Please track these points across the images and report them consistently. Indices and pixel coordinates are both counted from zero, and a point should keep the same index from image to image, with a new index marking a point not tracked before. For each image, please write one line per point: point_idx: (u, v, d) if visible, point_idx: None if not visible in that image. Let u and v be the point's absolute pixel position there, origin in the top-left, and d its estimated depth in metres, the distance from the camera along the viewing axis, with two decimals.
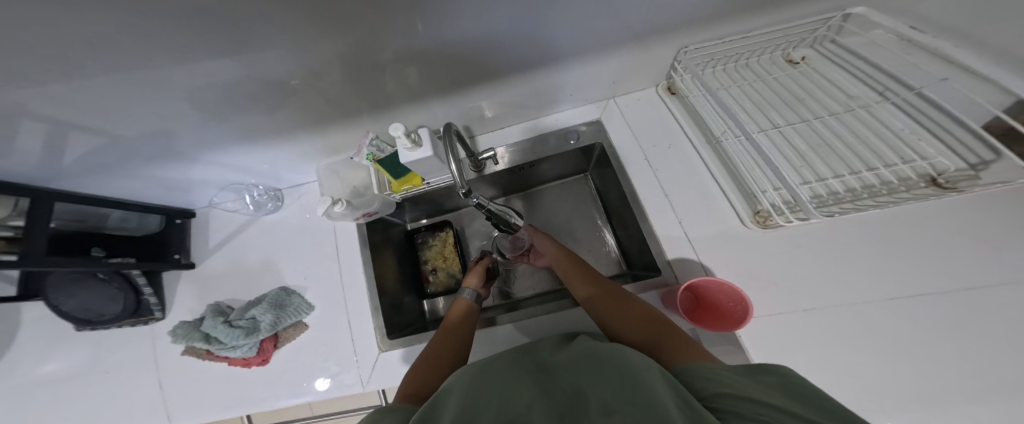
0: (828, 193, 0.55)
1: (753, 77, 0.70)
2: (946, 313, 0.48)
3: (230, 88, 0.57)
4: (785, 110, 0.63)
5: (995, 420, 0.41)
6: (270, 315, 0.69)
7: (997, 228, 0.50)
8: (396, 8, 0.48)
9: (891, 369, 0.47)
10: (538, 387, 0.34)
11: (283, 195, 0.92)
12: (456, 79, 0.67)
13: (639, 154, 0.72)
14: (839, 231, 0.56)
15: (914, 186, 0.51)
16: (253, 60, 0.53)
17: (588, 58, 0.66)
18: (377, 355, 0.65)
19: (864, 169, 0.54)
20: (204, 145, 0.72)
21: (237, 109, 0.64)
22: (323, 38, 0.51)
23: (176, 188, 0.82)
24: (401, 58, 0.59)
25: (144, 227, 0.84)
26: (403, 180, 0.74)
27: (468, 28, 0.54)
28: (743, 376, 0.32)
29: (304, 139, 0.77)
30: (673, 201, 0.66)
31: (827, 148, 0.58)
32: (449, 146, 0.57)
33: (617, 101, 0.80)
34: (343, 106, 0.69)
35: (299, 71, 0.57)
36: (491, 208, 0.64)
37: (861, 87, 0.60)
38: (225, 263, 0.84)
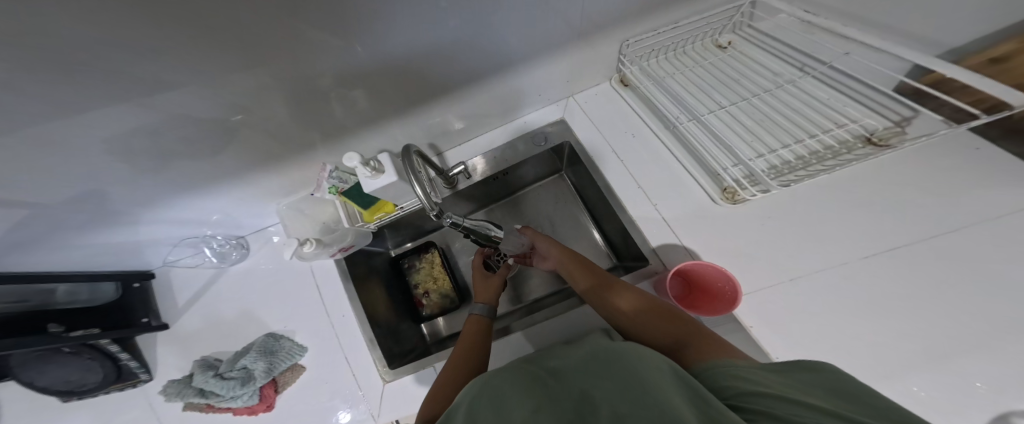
0: (781, 163, 0.57)
1: (692, 63, 0.70)
2: (890, 267, 0.54)
3: (152, 136, 0.52)
4: (727, 91, 0.65)
5: (939, 350, 0.48)
6: (262, 362, 0.68)
7: (914, 188, 0.58)
8: (324, 32, 0.44)
9: (857, 324, 0.52)
10: (548, 396, 0.31)
11: (248, 242, 0.86)
12: (406, 99, 0.63)
13: (606, 148, 0.73)
14: (792, 205, 0.61)
15: (853, 148, 0.54)
16: (169, 104, 0.47)
17: (540, 60, 0.64)
18: (383, 385, 0.67)
19: (808, 137, 0.57)
20: (142, 202, 0.66)
21: (171, 157, 0.58)
22: (245, 72, 0.46)
23: (124, 254, 0.76)
24: (343, 85, 0.55)
25: (96, 299, 0.76)
26: (373, 209, 0.70)
27: (403, 48, 0.51)
28: (778, 378, 0.29)
29: (259, 181, 0.72)
30: (646, 190, 0.68)
31: (771, 122, 0.61)
32: (409, 166, 0.53)
33: (576, 98, 0.79)
34: (291, 142, 0.64)
35: (227, 111, 0.52)
36: (468, 225, 0.63)
37: (784, 64, 0.65)
38: (202, 320, 0.80)
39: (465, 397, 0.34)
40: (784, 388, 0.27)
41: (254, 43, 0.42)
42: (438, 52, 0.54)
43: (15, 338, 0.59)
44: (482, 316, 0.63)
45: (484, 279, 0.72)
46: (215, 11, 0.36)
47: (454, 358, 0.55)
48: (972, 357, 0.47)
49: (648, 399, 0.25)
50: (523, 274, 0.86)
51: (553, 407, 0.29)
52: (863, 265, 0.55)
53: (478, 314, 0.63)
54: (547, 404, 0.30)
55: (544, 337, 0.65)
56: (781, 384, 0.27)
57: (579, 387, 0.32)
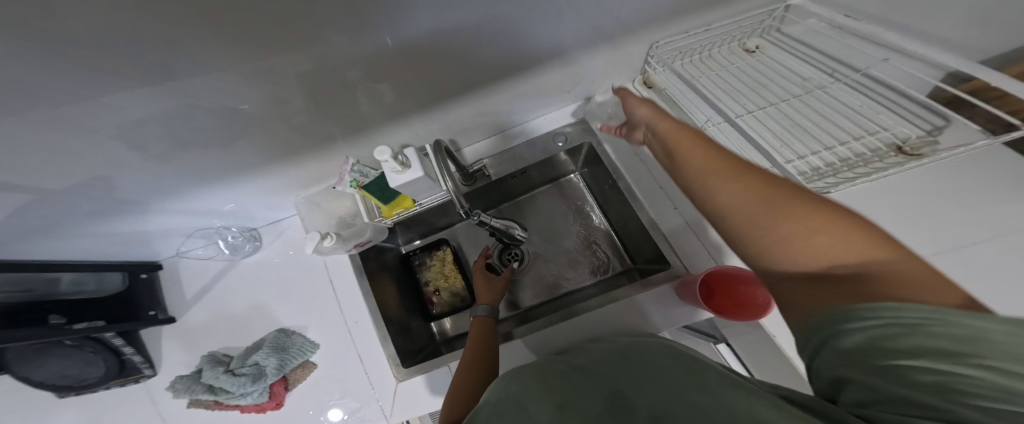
0: (811, 170, 0.55)
1: (719, 67, 0.70)
2: None
3: (173, 121, 0.51)
4: (756, 95, 0.65)
5: None
6: (274, 358, 0.67)
7: (946, 198, 0.58)
8: (357, 23, 0.43)
9: None
10: (583, 396, 0.31)
11: (260, 234, 0.84)
12: (432, 94, 0.62)
13: (628, 148, 0.72)
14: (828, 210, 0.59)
15: (885, 156, 0.53)
16: (193, 90, 0.46)
17: (565, 59, 0.63)
18: (396, 384, 0.65)
19: (839, 144, 0.56)
20: (155, 190, 0.64)
21: (190, 145, 0.57)
22: (276, 58, 0.45)
23: (134, 242, 0.74)
24: (370, 78, 0.54)
25: (104, 288, 0.74)
26: (393, 204, 0.67)
27: (438, 39, 0.50)
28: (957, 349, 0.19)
29: (276, 172, 0.71)
30: (669, 190, 0.66)
31: (801, 128, 0.60)
32: (442, 163, 0.54)
33: (597, 98, 0.78)
34: (312, 132, 0.63)
35: (253, 98, 0.51)
36: (494, 224, 0.64)
37: (813, 70, 0.65)
38: (211, 314, 0.78)
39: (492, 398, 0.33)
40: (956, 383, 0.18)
41: (285, 33, 0.42)
42: (468, 46, 0.53)
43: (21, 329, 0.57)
44: (486, 318, 0.63)
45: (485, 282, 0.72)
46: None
47: (468, 358, 0.55)
48: None
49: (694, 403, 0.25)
50: (520, 278, 0.84)
51: (590, 405, 0.28)
52: None
53: (482, 315, 0.63)
54: (580, 403, 0.29)
55: (562, 339, 0.64)
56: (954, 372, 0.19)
57: (613, 387, 0.31)
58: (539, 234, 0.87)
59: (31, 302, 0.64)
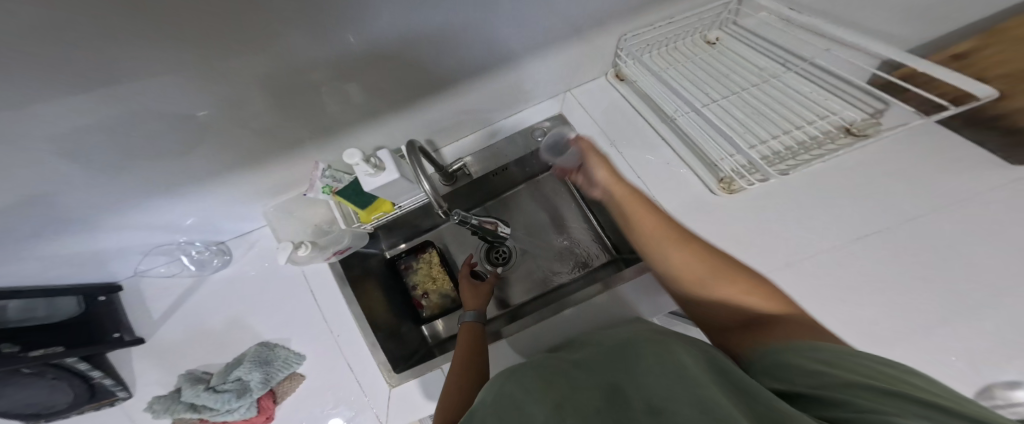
0: (772, 153, 0.57)
1: (683, 59, 0.71)
2: (885, 251, 0.57)
3: (115, 130, 0.45)
4: (721, 86, 0.66)
5: (930, 331, 0.52)
6: (257, 372, 0.65)
7: (907, 177, 0.62)
8: (320, 18, 0.39)
9: (858, 307, 0.55)
10: (572, 386, 0.31)
11: (228, 248, 0.79)
12: (404, 93, 0.58)
13: (604, 140, 0.71)
14: (791, 193, 0.63)
15: (835, 138, 0.56)
16: (133, 95, 0.41)
17: (546, 52, 0.61)
18: (389, 391, 0.64)
19: (797, 128, 0.58)
20: (105, 205, 0.58)
21: (139, 154, 0.51)
22: (233, 58, 0.41)
23: (85, 263, 0.67)
24: (337, 78, 0.50)
25: (56, 312, 0.66)
26: (370, 209, 0.64)
27: (407, 33, 0.46)
28: (847, 381, 0.25)
29: (238, 181, 0.65)
30: (646, 181, 0.67)
31: (762, 115, 0.62)
32: (417, 165, 0.51)
33: (573, 92, 0.77)
34: (277, 137, 0.58)
35: (206, 101, 0.46)
36: (474, 222, 0.62)
37: (767, 60, 0.67)
38: (185, 331, 0.74)
39: (486, 396, 0.32)
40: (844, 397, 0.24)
41: (236, 36, 0.38)
42: (439, 41, 0.49)
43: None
44: (474, 323, 0.62)
45: (471, 288, 0.71)
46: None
47: (460, 358, 0.55)
48: (963, 335, 0.51)
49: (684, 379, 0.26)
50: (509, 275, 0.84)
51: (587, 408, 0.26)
52: (860, 248, 0.58)
53: (469, 322, 0.62)
54: (577, 395, 0.29)
55: (555, 333, 0.65)
56: (847, 395, 0.24)
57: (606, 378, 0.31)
58: (525, 230, 0.87)
59: None
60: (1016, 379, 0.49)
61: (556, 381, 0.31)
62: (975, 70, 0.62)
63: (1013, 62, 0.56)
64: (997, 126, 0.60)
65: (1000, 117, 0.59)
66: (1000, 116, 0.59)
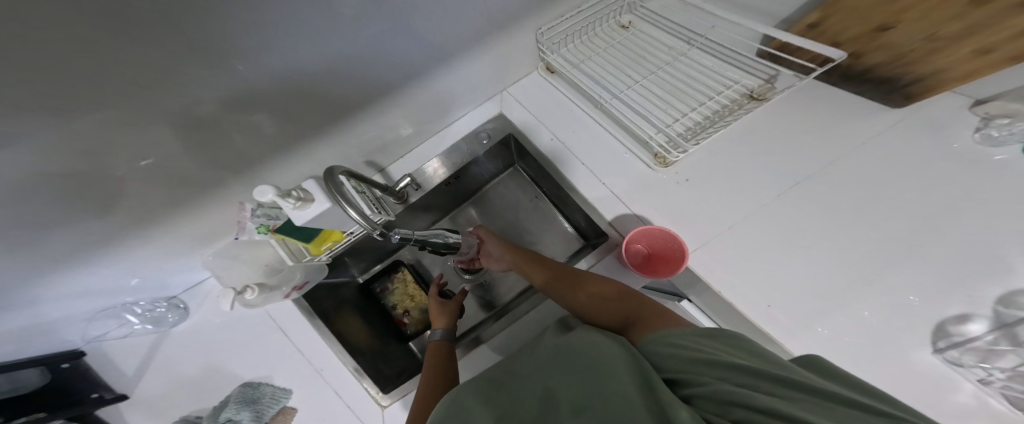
0: (693, 125, 0.64)
1: (603, 45, 0.74)
2: (811, 209, 0.63)
3: (3, 211, 0.38)
4: (638, 68, 0.71)
5: (862, 278, 0.59)
6: (247, 412, 0.62)
7: (829, 142, 0.67)
8: (218, 57, 0.36)
9: (793, 265, 0.62)
10: (510, 401, 0.32)
11: (183, 300, 0.76)
12: (317, 121, 0.55)
13: (547, 131, 0.74)
14: (726, 160, 0.69)
15: (742, 104, 0.64)
16: (8, 171, 0.34)
17: (468, 54, 0.60)
18: (381, 412, 0.65)
19: (706, 101, 0.66)
20: (37, 280, 0.51)
21: (49, 229, 0.45)
22: (130, 111, 0.36)
23: (37, 337, 0.59)
24: (233, 109, 0.44)
25: (20, 385, 0.57)
26: (319, 240, 0.61)
27: (310, 62, 0.44)
28: (688, 357, 0.32)
29: (164, 237, 0.59)
30: (591, 166, 0.70)
31: (676, 92, 0.68)
32: (334, 191, 0.44)
33: (510, 90, 0.77)
34: (190, 186, 0.52)
35: (93, 160, 0.39)
36: (418, 237, 0.56)
37: (671, 37, 0.74)
38: (165, 386, 0.70)
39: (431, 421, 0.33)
40: (690, 375, 0.31)
41: (133, 90, 0.34)
42: (366, 67, 0.50)
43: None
44: (443, 341, 0.61)
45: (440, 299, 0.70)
46: (62, 63, 0.28)
47: (432, 364, 0.56)
48: (893, 277, 0.57)
49: (605, 391, 0.27)
50: (486, 280, 0.84)
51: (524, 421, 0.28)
52: (795, 205, 0.64)
53: (437, 340, 0.61)
54: (514, 412, 0.30)
55: (532, 328, 0.67)
56: (692, 371, 0.31)
57: (544, 386, 0.33)
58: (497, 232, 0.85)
59: None
60: (965, 312, 0.52)
61: (498, 397, 0.33)
62: (823, 37, 0.64)
63: (851, 28, 0.58)
64: (868, 79, 0.64)
65: (868, 71, 0.63)
66: (866, 71, 0.63)
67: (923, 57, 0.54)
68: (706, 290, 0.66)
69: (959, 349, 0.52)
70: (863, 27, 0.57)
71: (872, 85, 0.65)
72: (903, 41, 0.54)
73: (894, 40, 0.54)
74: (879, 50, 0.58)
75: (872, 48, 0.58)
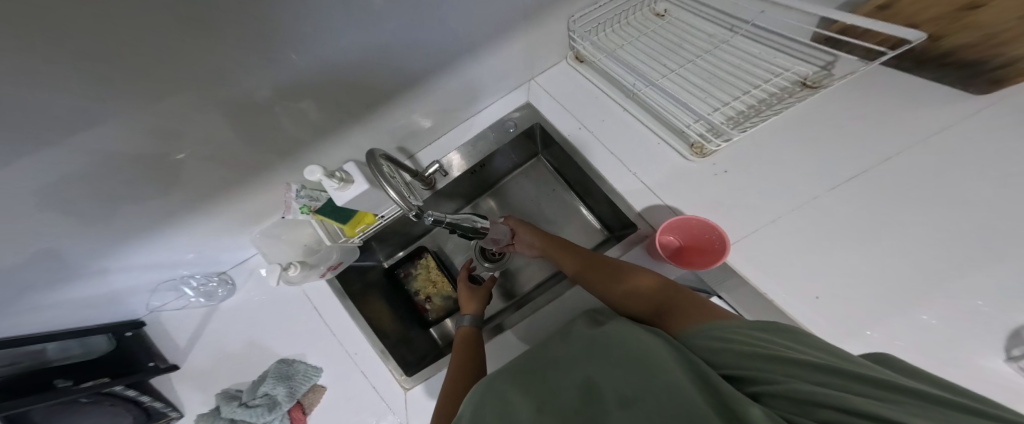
0: (736, 113, 0.63)
1: (638, 34, 0.74)
2: (853, 201, 0.60)
3: (91, 176, 0.43)
4: (675, 56, 0.71)
5: (918, 275, 0.54)
6: (281, 387, 0.66)
7: (876, 131, 0.63)
8: (277, 34, 0.39)
9: (836, 259, 0.58)
10: (546, 387, 0.31)
11: (231, 276, 0.81)
12: (360, 105, 0.58)
13: (574, 121, 0.74)
14: (761, 149, 0.67)
15: (794, 92, 0.62)
16: (98, 135, 0.38)
17: (499, 42, 0.62)
18: (404, 394, 0.66)
19: (753, 89, 0.64)
20: (111, 247, 0.57)
21: (125, 198, 0.50)
22: (201, 87, 0.40)
23: (104, 303, 0.66)
24: (284, 96, 0.48)
25: (90, 351, 0.65)
26: (354, 222, 0.65)
27: (356, 45, 0.47)
28: (749, 353, 0.32)
29: (218, 215, 0.64)
30: (620, 157, 0.70)
31: (719, 80, 0.67)
32: (378, 173, 0.48)
33: (538, 81, 0.79)
34: (243, 164, 0.57)
35: (166, 134, 0.43)
36: (450, 220, 0.59)
37: (713, 25, 0.72)
38: (210, 356, 0.76)
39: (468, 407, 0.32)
40: (756, 372, 0.30)
41: (197, 77, 0.38)
42: (400, 55, 0.53)
43: (20, 398, 0.52)
44: (470, 328, 0.63)
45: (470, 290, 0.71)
46: (151, 32, 0.31)
47: (459, 356, 0.57)
48: (955, 274, 0.53)
49: (657, 385, 0.27)
50: (508, 270, 0.86)
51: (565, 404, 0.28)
52: (835, 197, 0.61)
53: (466, 325, 0.63)
54: (552, 396, 0.30)
55: (553, 316, 0.66)
56: (756, 368, 0.30)
57: (582, 374, 0.32)
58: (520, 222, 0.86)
59: (33, 372, 0.57)
60: None
61: (534, 384, 0.32)
62: (899, 19, 0.59)
63: (935, 6, 0.54)
64: (947, 63, 0.60)
65: (948, 54, 0.58)
66: (945, 54, 0.59)
67: (1018, 37, 0.49)
68: (741, 285, 0.62)
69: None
70: (950, 5, 0.52)
71: (953, 69, 0.60)
72: (995, 20, 0.49)
73: (984, 19, 0.50)
74: (965, 30, 0.53)
75: (959, 28, 0.53)
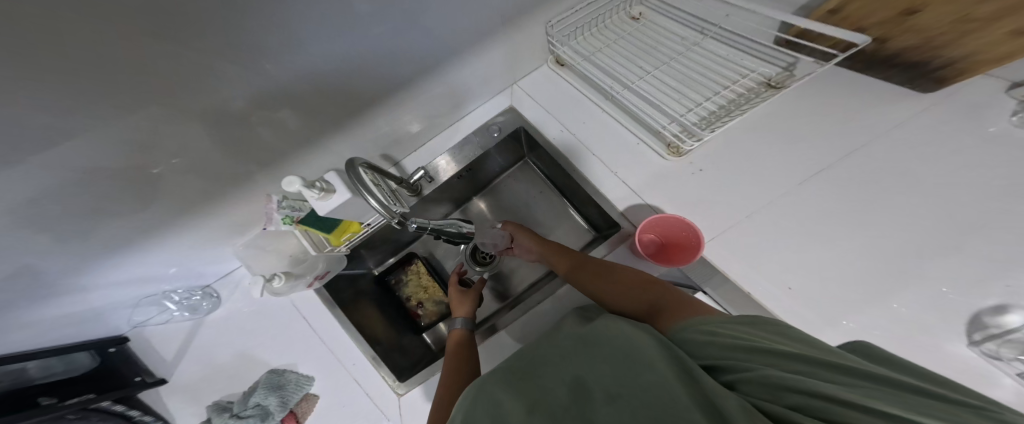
0: (707, 114, 0.64)
1: (616, 37, 0.74)
2: (829, 197, 0.62)
3: (60, 196, 0.41)
4: (651, 58, 0.71)
5: (890, 270, 0.56)
6: (273, 397, 0.65)
7: (851, 128, 0.65)
8: (249, 48, 0.38)
9: (813, 255, 0.60)
10: (537, 385, 0.32)
11: (216, 289, 0.80)
12: (337, 115, 0.57)
13: (558, 124, 0.74)
14: (739, 149, 0.68)
15: (760, 93, 0.63)
16: (63, 154, 0.37)
17: (480, 47, 0.62)
18: (398, 400, 0.67)
19: (723, 89, 0.65)
20: (88, 264, 0.56)
21: (99, 215, 0.48)
22: (171, 102, 0.38)
23: (84, 322, 0.64)
24: (260, 108, 0.47)
25: (72, 367, 0.63)
26: (338, 232, 0.65)
27: (330, 56, 0.46)
28: (730, 344, 0.33)
29: (200, 227, 0.63)
30: (602, 159, 0.71)
31: (693, 81, 0.68)
32: (359, 184, 0.48)
33: (520, 84, 0.78)
34: (222, 176, 0.55)
35: (137, 149, 0.42)
36: (434, 227, 0.58)
37: (685, 28, 0.73)
38: (199, 369, 0.75)
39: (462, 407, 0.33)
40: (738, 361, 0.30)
41: (172, 87, 0.37)
42: (379, 65, 0.53)
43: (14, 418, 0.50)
44: (463, 331, 0.63)
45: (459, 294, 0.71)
46: (116, 51, 0.30)
47: (453, 357, 0.58)
48: (923, 268, 0.55)
49: (643, 382, 0.28)
50: (498, 272, 0.86)
51: (559, 406, 0.28)
52: (812, 194, 0.63)
53: (459, 330, 0.63)
54: (543, 395, 0.30)
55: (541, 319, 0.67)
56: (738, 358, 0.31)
57: (572, 373, 0.32)
58: None
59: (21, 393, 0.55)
60: (1004, 301, 0.50)
61: (525, 381, 0.33)
62: (847, 23, 0.60)
63: (878, 12, 0.55)
64: (896, 64, 0.62)
65: (894, 55, 0.60)
66: (892, 55, 0.61)
67: (956, 39, 0.51)
68: (725, 282, 0.63)
69: (997, 341, 0.50)
70: (890, 11, 0.54)
71: (899, 70, 0.62)
72: (932, 24, 0.51)
73: (923, 23, 0.52)
74: (907, 33, 0.55)
75: (901, 32, 0.56)
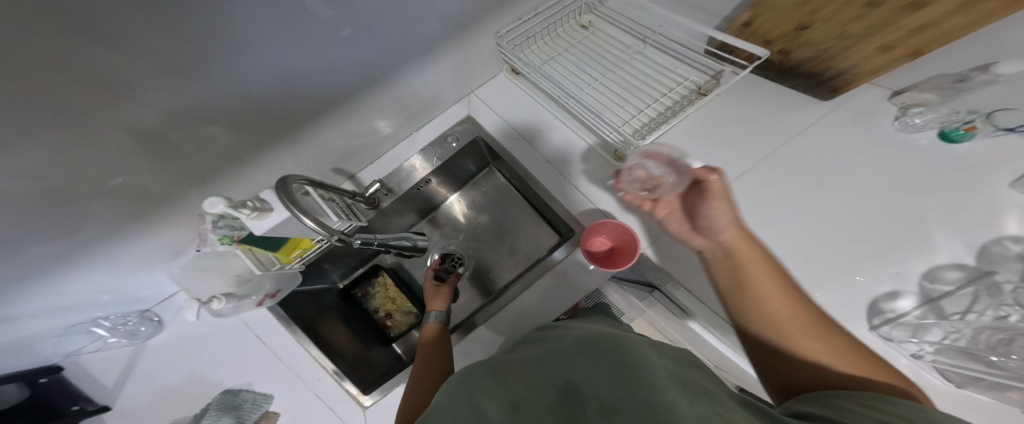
0: (645, 122, 0.67)
1: (567, 45, 0.76)
2: (762, 204, 0.67)
3: None
4: (597, 66, 0.73)
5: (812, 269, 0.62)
6: (228, 417, 0.62)
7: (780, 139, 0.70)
8: (171, 70, 0.36)
9: None
10: (526, 383, 0.27)
11: (157, 312, 0.76)
12: (278, 131, 0.55)
13: (515, 133, 0.76)
14: (683, 157, 0.72)
15: (691, 101, 0.67)
16: None
17: (429, 58, 0.61)
18: (363, 412, 0.68)
19: (661, 97, 0.69)
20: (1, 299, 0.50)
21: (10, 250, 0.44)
22: (77, 126, 0.35)
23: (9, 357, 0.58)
24: (187, 129, 0.44)
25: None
26: (287, 249, 0.62)
27: (266, 75, 0.44)
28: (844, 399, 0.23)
29: (132, 251, 0.59)
30: (556, 166, 0.73)
31: (635, 89, 0.71)
32: (287, 205, 0.42)
33: (477, 93, 0.79)
34: (150, 198, 0.51)
35: (40, 180, 0.38)
36: (382, 240, 0.57)
37: (628, 36, 0.76)
38: (141, 396, 0.70)
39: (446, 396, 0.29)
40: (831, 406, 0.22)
41: (78, 108, 0.34)
42: (320, 80, 0.51)
43: None
44: (437, 324, 0.63)
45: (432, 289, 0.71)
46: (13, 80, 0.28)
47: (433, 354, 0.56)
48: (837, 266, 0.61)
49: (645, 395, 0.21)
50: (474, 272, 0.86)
51: (545, 408, 0.23)
52: (747, 200, 0.68)
53: (433, 322, 0.63)
54: (527, 393, 0.25)
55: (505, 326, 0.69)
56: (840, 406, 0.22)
57: (565, 375, 0.27)
58: (477, 231, 0.88)
59: None
60: (894, 289, 0.55)
61: (524, 380, 0.28)
62: (756, 36, 0.65)
63: (777, 26, 0.60)
64: (799, 73, 0.67)
65: (798, 65, 0.65)
66: (796, 65, 0.65)
67: (840, 53, 0.56)
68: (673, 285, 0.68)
69: (891, 325, 0.54)
70: (788, 25, 0.59)
71: (803, 79, 0.67)
72: (820, 38, 0.56)
73: (813, 37, 0.57)
74: (803, 46, 0.60)
75: (798, 45, 0.61)
